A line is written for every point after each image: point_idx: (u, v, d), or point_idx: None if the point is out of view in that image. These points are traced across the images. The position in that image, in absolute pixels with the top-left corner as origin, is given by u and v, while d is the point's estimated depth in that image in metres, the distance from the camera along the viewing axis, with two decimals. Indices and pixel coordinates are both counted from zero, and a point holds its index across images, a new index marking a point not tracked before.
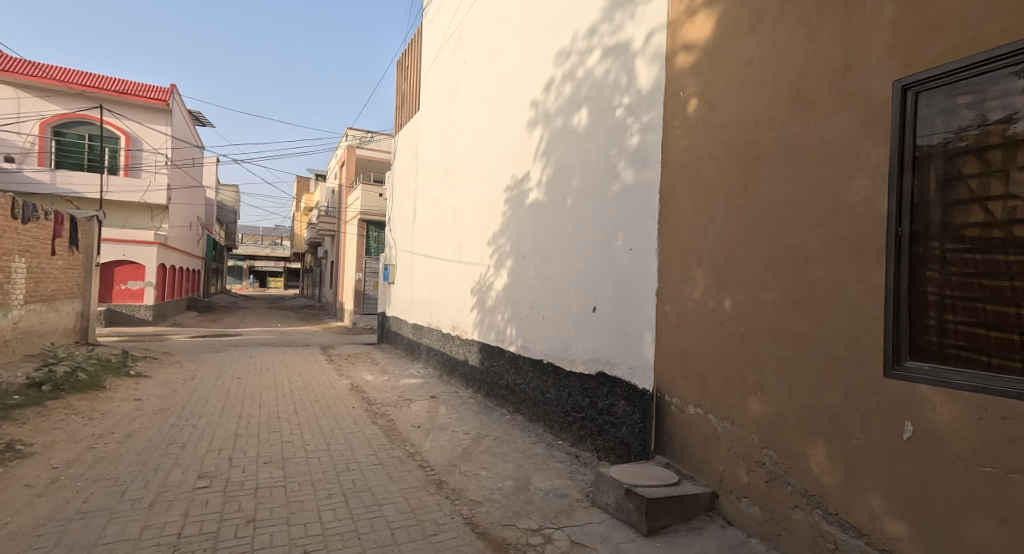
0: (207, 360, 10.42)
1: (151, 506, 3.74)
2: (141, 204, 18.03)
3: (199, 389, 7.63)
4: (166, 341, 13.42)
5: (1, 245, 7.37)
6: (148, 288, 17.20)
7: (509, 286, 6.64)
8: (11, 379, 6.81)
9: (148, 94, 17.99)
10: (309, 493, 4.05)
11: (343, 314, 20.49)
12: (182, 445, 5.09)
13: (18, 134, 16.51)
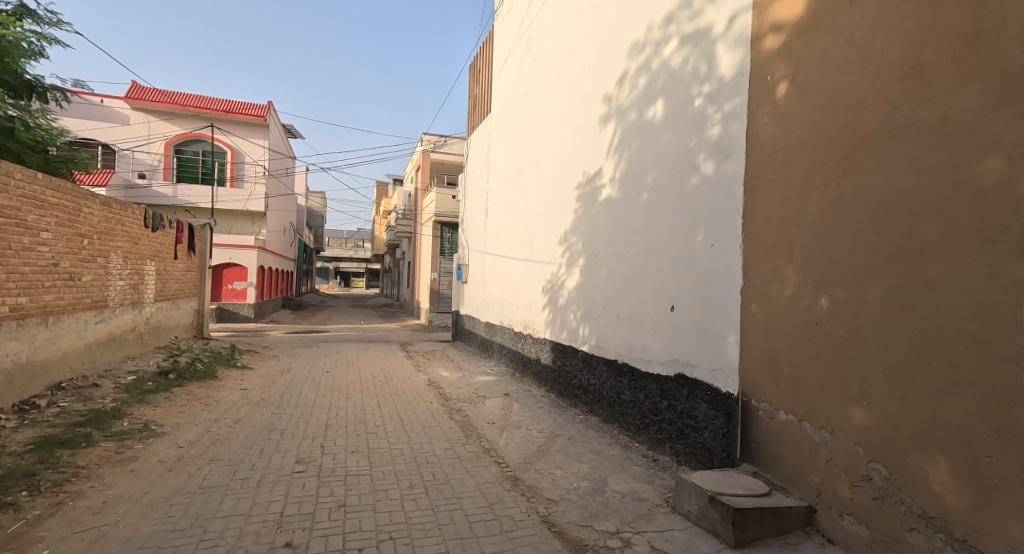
0: (299, 354, 11.12)
1: (257, 486, 4.03)
2: (244, 212, 19.61)
3: (294, 381, 8.16)
4: (266, 336, 14.50)
5: (138, 251, 8.23)
6: (249, 288, 18.60)
7: (581, 284, 6.55)
8: (146, 367, 7.64)
9: (250, 112, 19.49)
10: (393, 482, 4.18)
11: (419, 313, 21.16)
12: (281, 431, 5.45)
13: (148, 153, 18.34)
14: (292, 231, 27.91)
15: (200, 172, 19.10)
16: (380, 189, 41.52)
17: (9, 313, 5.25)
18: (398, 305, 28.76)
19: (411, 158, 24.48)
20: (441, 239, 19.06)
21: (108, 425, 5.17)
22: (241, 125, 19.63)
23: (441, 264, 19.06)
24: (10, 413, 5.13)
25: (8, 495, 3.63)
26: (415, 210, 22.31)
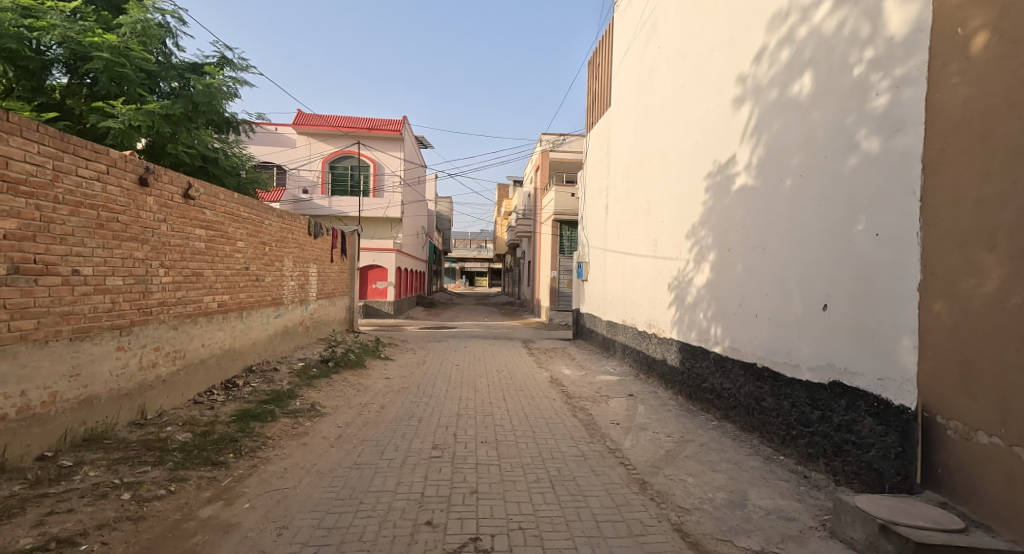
0: (432, 348, 11.76)
1: (401, 466, 4.27)
2: (384, 219, 21.27)
3: (428, 373, 8.62)
4: (403, 331, 15.57)
5: (305, 255, 9.23)
6: (389, 287, 20.12)
7: (712, 281, 6.07)
8: (311, 355, 8.59)
9: (387, 128, 21.09)
10: (520, 475, 4.19)
11: (540, 311, 21.33)
12: (420, 418, 5.76)
13: (309, 171, 20.61)
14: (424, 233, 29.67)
15: (349, 187, 20.97)
16: (502, 191, 42.61)
17: (218, 308, 6.16)
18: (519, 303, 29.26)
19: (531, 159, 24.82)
20: (560, 237, 19.06)
21: (286, 404, 5.89)
22: (383, 140, 21.27)
23: (561, 262, 19.04)
24: (218, 389, 6.07)
25: (219, 455, 4.30)
26: (534, 210, 22.53)
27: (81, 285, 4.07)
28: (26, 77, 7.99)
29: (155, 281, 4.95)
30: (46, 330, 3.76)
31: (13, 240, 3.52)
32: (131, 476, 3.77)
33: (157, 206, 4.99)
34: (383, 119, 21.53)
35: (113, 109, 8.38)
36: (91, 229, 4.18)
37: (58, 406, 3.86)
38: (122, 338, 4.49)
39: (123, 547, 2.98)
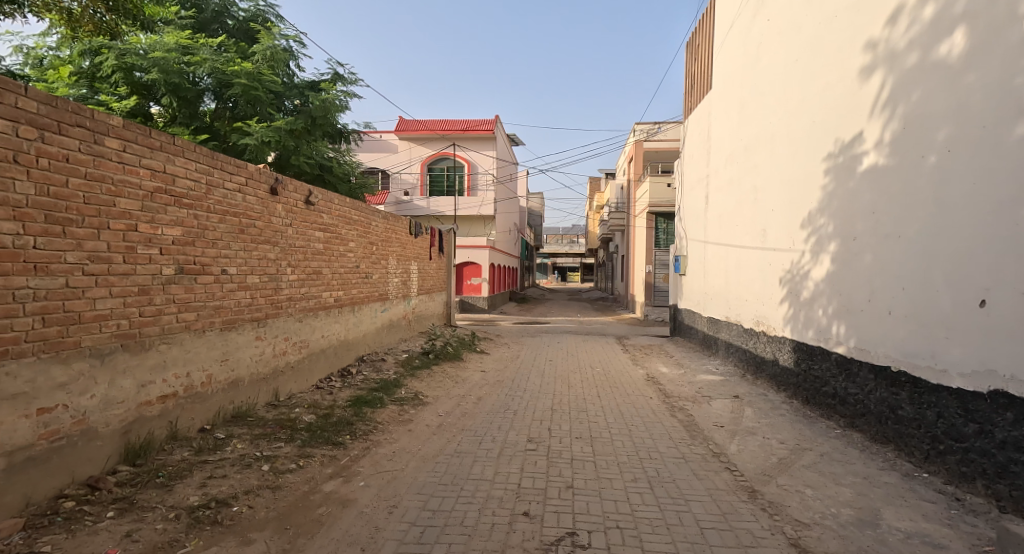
0: (525, 343, 11.79)
1: (499, 457, 4.26)
2: (478, 217, 21.67)
3: (523, 367, 8.64)
4: (496, 326, 15.78)
5: (407, 251, 9.62)
6: (484, 283, 20.46)
7: (833, 274, 5.46)
8: (412, 347, 8.94)
9: (480, 128, 21.47)
10: (615, 473, 4.00)
11: (635, 307, 20.68)
12: (515, 411, 5.74)
13: (409, 173, 21.55)
14: (516, 230, 29.89)
15: (445, 187, 21.60)
16: (593, 185, 41.90)
17: (335, 303, 6.54)
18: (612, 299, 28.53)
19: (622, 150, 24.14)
20: (656, 230, 18.35)
21: (394, 392, 6.15)
22: (478, 140, 21.68)
23: (657, 256, 18.28)
24: (336, 375, 6.47)
25: (339, 436, 4.54)
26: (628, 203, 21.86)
27: (229, 283, 4.46)
28: (186, 106, 9.85)
29: (284, 279, 5.34)
30: (203, 321, 4.17)
31: (179, 244, 3.91)
32: (269, 450, 4.08)
33: (285, 211, 5.38)
34: (478, 120, 21.95)
35: (249, 128, 9.91)
36: (235, 234, 4.56)
37: (213, 386, 4.30)
38: (259, 328, 4.91)
39: (264, 513, 3.21)
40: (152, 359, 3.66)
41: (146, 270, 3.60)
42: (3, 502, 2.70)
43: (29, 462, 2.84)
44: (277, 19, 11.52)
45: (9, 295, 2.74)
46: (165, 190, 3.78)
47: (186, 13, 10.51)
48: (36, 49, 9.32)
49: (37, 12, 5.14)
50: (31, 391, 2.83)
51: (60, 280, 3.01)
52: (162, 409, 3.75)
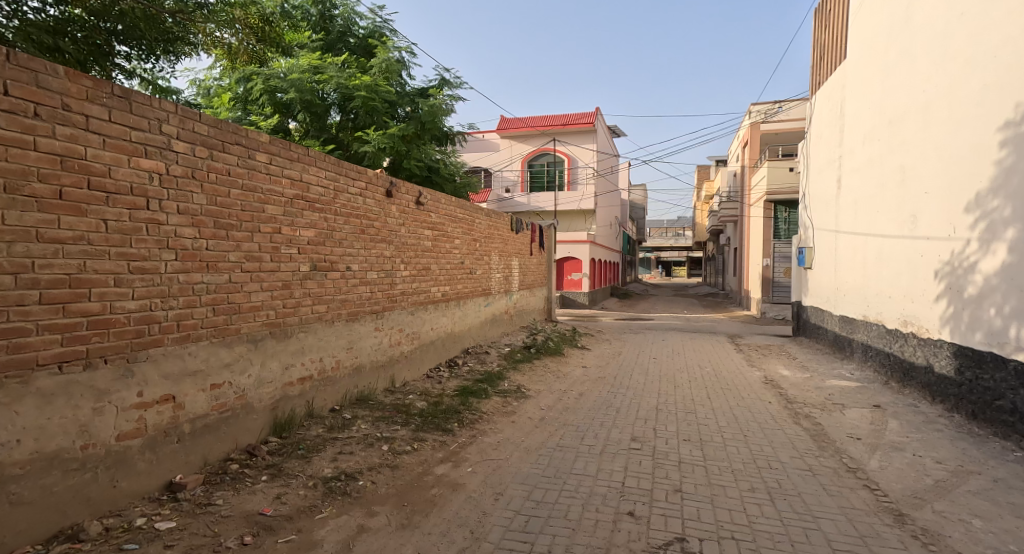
0: (628, 339, 11.68)
1: (601, 454, 4.34)
2: (579, 212, 21.59)
3: (625, 364, 8.61)
4: (599, 321, 15.74)
5: (509, 248, 9.95)
6: (584, 278, 20.38)
7: (1013, 265, 4.85)
8: (515, 341, 9.25)
9: (581, 121, 21.33)
10: (730, 480, 3.91)
11: (750, 304, 19.53)
12: (618, 409, 5.76)
13: (510, 171, 22.09)
14: (619, 224, 29.36)
15: (545, 183, 21.80)
16: (703, 174, 39.92)
17: (442, 297, 6.97)
18: (722, 295, 27.10)
19: (736, 134, 22.85)
20: (776, 219, 17.18)
21: (497, 384, 6.44)
22: (578, 134, 21.57)
23: (776, 248, 17.07)
24: (444, 366, 6.93)
25: (447, 423, 4.89)
26: (741, 191, 20.65)
27: (352, 279, 4.95)
28: (316, 120, 10.95)
29: (398, 275, 5.79)
30: (332, 312, 4.68)
31: (312, 245, 4.42)
32: (387, 431, 4.51)
33: (399, 212, 5.81)
34: (579, 114, 21.81)
35: (367, 136, 10.79)
36: (357, 234, 5.04)
37: (341, 371, 4.82)
38: (377, 320, 5.39)
39: (384, 488, 3.57)
40: (293, 345, 4.20)
41: (288, 268, 4.12)
42: (187, 459, 3.29)
43: (205, 429, 3.42)
44: (392, 32, 12.36)
45: (189, 289, 3.27)
46: (302, 197, 4.28)
47: (316, 36, 11.66)
48: (206, 82, 11.17)
49: (204, 49, 6.05)
50: (206, 369, 3.39)
51: (224, 276, 3.53)
52: (301, 390, 4.29)
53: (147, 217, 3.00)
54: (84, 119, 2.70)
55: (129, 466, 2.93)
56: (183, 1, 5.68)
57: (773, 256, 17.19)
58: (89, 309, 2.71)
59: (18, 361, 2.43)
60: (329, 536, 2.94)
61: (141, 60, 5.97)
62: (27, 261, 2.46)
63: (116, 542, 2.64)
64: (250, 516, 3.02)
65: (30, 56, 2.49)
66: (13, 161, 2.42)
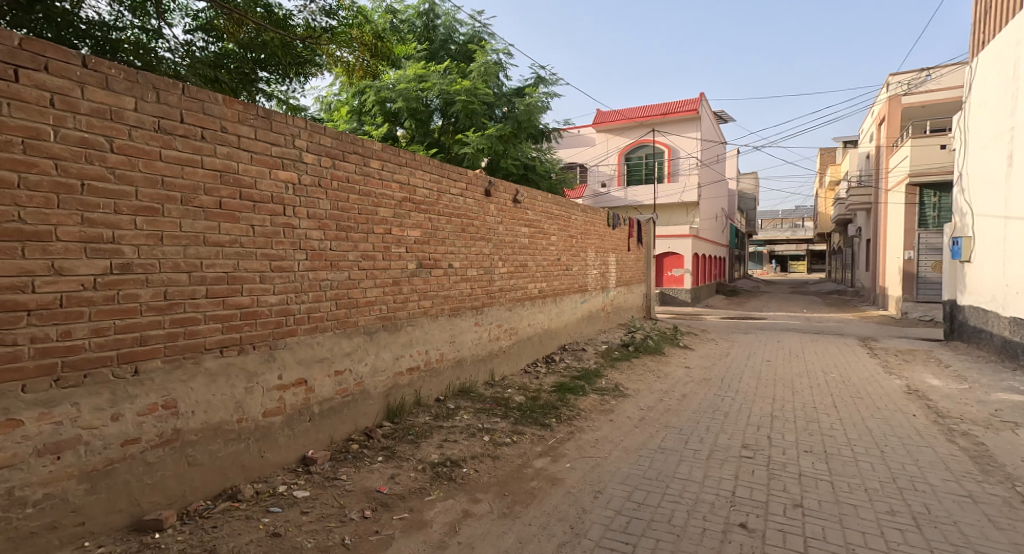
0: (736, 339, 11.14)
1: (707, 460, 4.14)
2: (680, 205, 20.73)
3: (733, 365, 8.24)
4: (703, 320, 15.15)
5: (607, 244, 9.90)
6: (686, 275, 19.66)
7: None
8: (613, 339, 9.22)
9: (683, 109, 20.46)
10: (864, 500, 3.47)
11: (885, 302, 17.67)
12: (726, 413, 5.50)
13: (607, 165, 21.90)
14: (725, 216, 27.88)
15: (644, 175, 21.30)
16: (826, 158, 36.63)
17: (539, 293, 7.14)
18: (850, 292, 24.51)
19: (868, 111, 20.89)
20: (922, 206, 15.39)
21: (594, 382, 6.50)
22: (678, 123, 20.74)
23: (920, 239, 15.28)
24: (541, 362, 7.12)
25: (545, 419, 5.05)
26: (876, 174, 18.76)
27: (453, 275, 5.26)
28: (420, 126, 11.56)
29: (496, 271, 6.03)
30: (436, 307, 5.00)
31: (417, 244, 4.75)
32: (488, 423, 4.75)
33: (497, 211, 6.06)
34: (679, 102, 20.97)
35: (467, 138, 11.25)
36: (458, 233, 5.34)
37: (445, 362, 5.15)
38: (477, 315, 5.67)
39: (487, 477, 3.76)
40: (402, 338, 4.55)
41: (397, 266, 4.47)
42: (316, 437, 3.72)
43: (331, 411, 3.83)
44: (490, 36, 12.75)
45: (316, 285, 3.68)
46: (409, 200, 4.61)
47: (421, 46, 12.36)
48: (328, 99, 12.35)
49: (326, 68, 6.70)
50: (330, 357, 3.80)
51: (344, 273, 3.92)
52: (410, 379, 4.65)
53: (283, 221, 3.41)
54: (236, 138, 3.12)
55: (272, 440, 3.38)
56: (310, 27, 6.34)
57: (918, 248, 15.38)
58: (241, 302, 3.15)
59: (189, 346, 2.89)
60: (438, 517, 3.16)
61: (277, 83, 6.76)
62: (197, 262, 2.90)
63: (264, 504, 3.06)
64: (369, 492, 3.34)
65: (196, 87, 2.93)
66: (187, 178, 2.86)
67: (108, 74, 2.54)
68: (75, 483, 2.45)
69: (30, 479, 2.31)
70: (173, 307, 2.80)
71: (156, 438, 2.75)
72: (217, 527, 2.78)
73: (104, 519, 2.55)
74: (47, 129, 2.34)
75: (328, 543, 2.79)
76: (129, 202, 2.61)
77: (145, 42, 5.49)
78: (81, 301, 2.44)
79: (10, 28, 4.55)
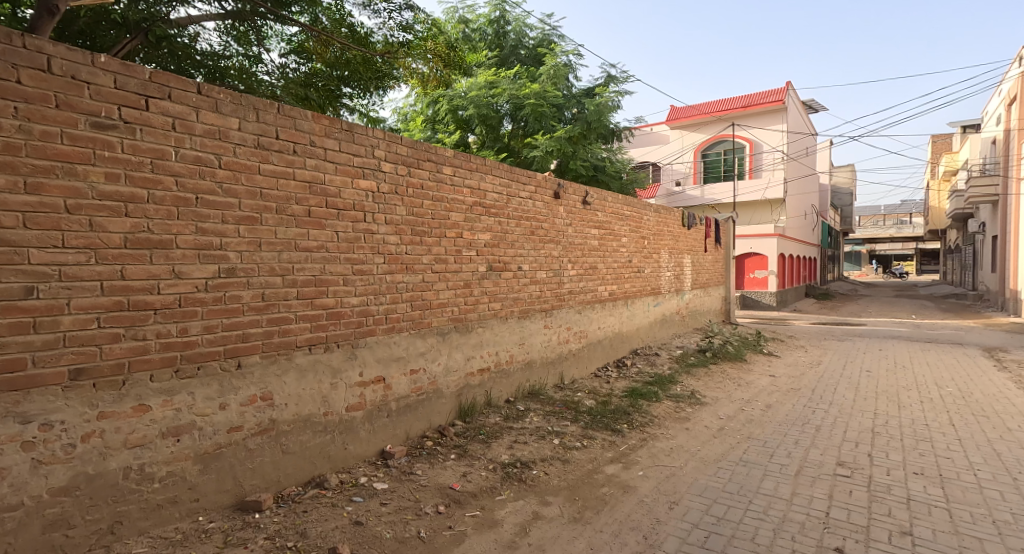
0: (829, 347, 10.45)
1: (797, 477, 3.94)
2: (763, 203, 19.74)
3: (826, 375, 7.74)
4: (790, 325, 14.34)
5: (681, 245, 9.64)
6: (770, 276, 18.60)
7: None
8: (689, 344, 8.96)
9: (766, 100, 19.45)
10: (991, 534, 3.13)
11: (1015, 308, 15.79)
12: (818, 427, 5.19)
13: (682, 162, 21.33)
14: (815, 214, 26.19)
15: (722, 172, 20.54)
16: (937, 148, 33.53)
17: (609, 296, 7.10)
18: (971, 293, 21.94)
19: (996, 91, 18.96)
20: None
21: (668, 388, 6.37)
22: (761, 115, 19.71)
23: None
24: (611, 366, 7.08)
25: (617, 424, 5.02)
26: (1006, 160, 16.91)
27: (523, 278, 5.36)
28: (491, 131, 11.81)
29: (565, 274, 6.08)
30: (506, 309, 5.12)
31: (487, 247, 4.88)
32: (558, 426, 4.81)
33: (567, 213, 6.10)
34: (762, 93, 19.89)
35: (536, 141, 11.41)
36: (528, 236, 5.44)
37: (514, 364, 5.26)
38: (547, 318, 5.74)
39: (557, 480, 3.81)
40: (473, 339, 4.69)
41: (468, 268, 4.62)
42: (394, 432, 3.93)
43: (407, 407, 4.03)
44: (560, 38, 12.81)
45: (393, 287, 3.89)
46: (480, 203, 4.75)
47: (492, 53, 12.63)
48: (405, 108, 12.90)
49: (403, 80, 7.03)
50: (406, 356, 4.00)
51: (418, 276, 4.11)
52: (481, 380, 4.79)
53: (364, 227, 3.63)
54: (323, 151, 3.37)
55: (354, 433, 3.61)
56: (389, 42, 6.69)
57: None
58: (327, 303, 3.40)
59: (283, 343, 3.16)
60: (508, 517, 3.25)
61: (359, 98, 7.20)
62: (289, 266, 3.17)
63: (348, 494, 3.27)
64: (443, 488, 3.49)
65: (290, 106, 3.20)
66: (282, 190, 3.13)
67: (218, 99, 2.84)
68: (190, 464, 2.75)
69: (156, 458, 2.62)
70: (269, 307, 3.08)
71: (255, 427, 3.02)
72: (307, 512, 3.01)
73: (213, 497, 2.85)
74: (169, 150, 2.64)
75: (405, 535, 2.94)
76: (234, 212, 2.89)
77: (247, 67, 6.07)
78: (195, 301, 2.74)
79: (140, 62, 5.18)
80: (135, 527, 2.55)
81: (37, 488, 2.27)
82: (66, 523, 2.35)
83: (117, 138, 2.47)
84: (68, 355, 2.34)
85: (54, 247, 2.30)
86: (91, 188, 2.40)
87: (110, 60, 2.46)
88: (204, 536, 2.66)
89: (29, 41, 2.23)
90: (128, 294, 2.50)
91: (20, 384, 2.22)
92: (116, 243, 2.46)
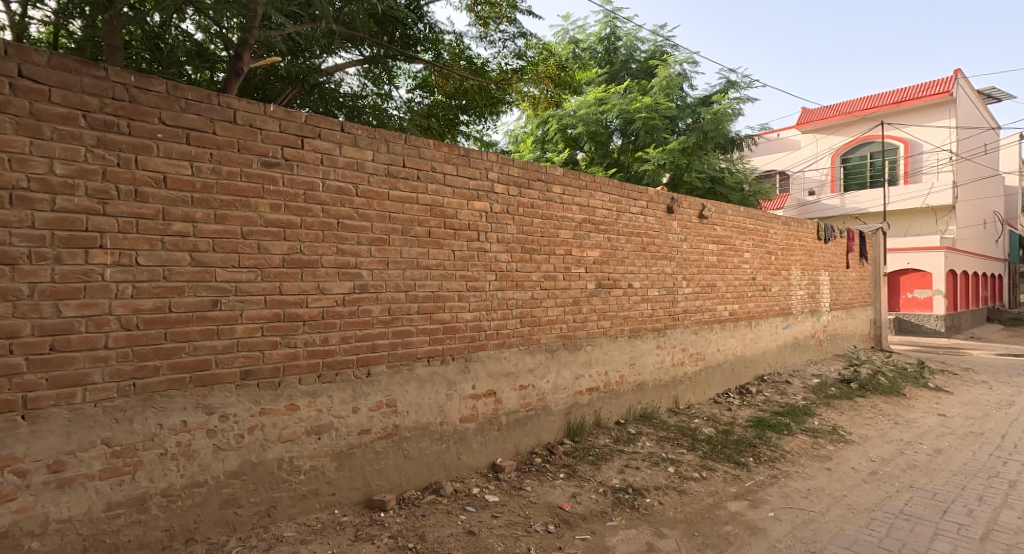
0: (1020, 384, 8.89)
1: (981, 542, 3.41)
2: (925, 210, 17.62)
3: (1019, 419, 6.60)
4: (966, 356, 12.45)
5: (815, 262, 8.85)
6: (935, 296, 16.43)
7: None
8: (828, 374, 8.21)
9: (925, 93, 17.37)
10: None
11: None
12: (1009, 482, 4.45)
13: (817, 169, 19.70)
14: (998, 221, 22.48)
15: (868, 177, 18.75)
16: None
17: (730, 316, 6.74)
18: None
19: None
20: None
21: (803, 421, 5.88)
22: (919, 111, 17.64)
23: None
24: (733, 392, 6.70)
25: (741, 456, 4.74)
26: None
27: (634, 295, 5.29)
28: (600, 147, 11.84)
29: (680, 291, 5.89)
30: (616, 327, 5.08)
31: (597, 264, 4.90)
32: (673, 453, 4.65)
33: (681, 228, 5.93)
34: (919, 86, 17.80)
35: (647, 154, 11.25)
36: (639, 252, 5.37)
37: (625, 385, 5.19)
38: (660, 338, 5.60)
39: (673, 512, 3.69)
40: (583, 356, 4.72)
41: (578, 285, 4.67)
42: (505, 446, 4.07)
43: (517, 422, 4.15)
44: (673, 48, 12.56)
45: (504, 303, 4.05)
46: (589, 220, 4.80)
47: (602, 70, 12.72)
48: (516, 131, 13.34)
49: (515, 105, 7.30)
50: (516, 372, 4.13)
51: (528, 293, 4.23)
52: (590, 399, 4.79)
53: (477, 246, 3.84)
54: (443, 176, 3.63)
55: (467, 444, 3.79)
56: (503, 70, 7.01)
57: None
58: (444, 318, 3.63)
59: (406, 354, 3.42)
60: (621, 545, 3.21)
61: (474, 124, 7.60)
62: (412, 282, 3.44)
63: (462, 502, 3.43)
64: (553, 507, 3.53)
65: (415, 137, 3.49)
66: (407, 213, 3.42)
67: (357, 134, 3.19)
68: (328, 461, 3.06)
69: (302, 452, 2.96)
70: (396, 320, 3.36)
71: (382, 431, 3.29)
72: (425, 516, 3.20)
73: (347, 493, 3.15)
74: (318, 181, 3.01)
75: (516, 550, 3.02)
76: (367, 234, 3.21)
77: (380, 104, 6.70)
78: (335, 314, 3.08)
79: (298, 108, 5.96)
80: (286, 512, 2.90)
81: (216, 470, 2.67)
82: (236, 502, 2.73)
83: (280, 173, 2.88)
84: (241, 357, 2.74)
85: (234, 267, 2.71)
86: (260, 217, 2.80)
87: (277, 108, 2.88)
88: (339, 528, 2.94)
89: (223, 98, 2.70)
90: (284, 306, 2.89)
91: (207, 381, 2.64)
92: (276, 263, 2.85)
